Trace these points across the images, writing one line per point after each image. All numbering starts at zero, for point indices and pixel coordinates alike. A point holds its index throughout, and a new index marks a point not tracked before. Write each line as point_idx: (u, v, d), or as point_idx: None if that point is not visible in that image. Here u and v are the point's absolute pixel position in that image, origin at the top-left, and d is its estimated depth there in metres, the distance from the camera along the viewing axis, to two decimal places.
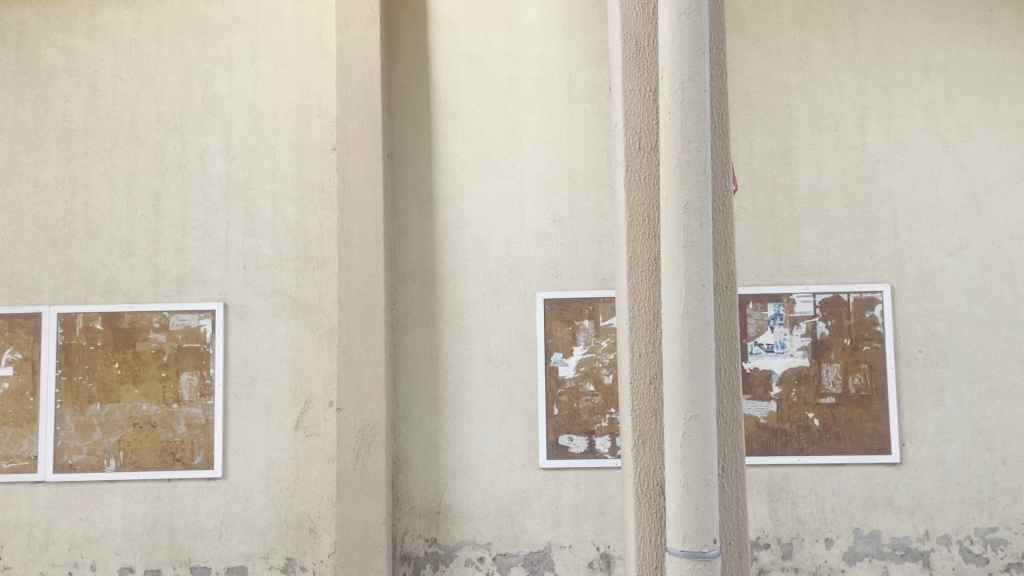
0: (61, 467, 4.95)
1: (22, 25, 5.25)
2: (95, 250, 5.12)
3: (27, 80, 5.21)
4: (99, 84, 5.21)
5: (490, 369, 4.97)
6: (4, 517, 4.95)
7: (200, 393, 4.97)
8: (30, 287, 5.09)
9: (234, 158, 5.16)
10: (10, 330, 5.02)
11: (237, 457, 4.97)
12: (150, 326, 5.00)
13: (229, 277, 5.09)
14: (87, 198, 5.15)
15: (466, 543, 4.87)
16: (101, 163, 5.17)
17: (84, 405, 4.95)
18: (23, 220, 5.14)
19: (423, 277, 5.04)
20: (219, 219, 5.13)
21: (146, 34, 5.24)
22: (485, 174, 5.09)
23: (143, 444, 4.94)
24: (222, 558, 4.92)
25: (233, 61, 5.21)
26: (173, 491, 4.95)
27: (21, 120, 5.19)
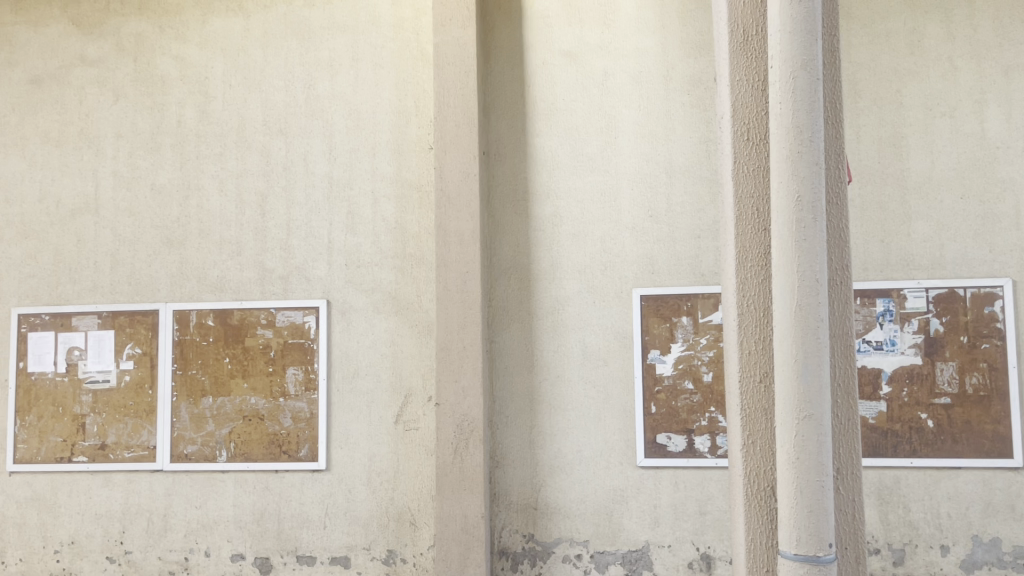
0: (177, 456, 5.20)
1: (139, 36, 5.54)
2: (207, 250, 5.35)
3: (144, 89, 5.49)
4: (209, 90, 5.44)
5: (587, 366, 4.95)
6: (126, 503, 5.24)
7: (305, 387, 5.12)
8: (148, 285, 5.36)
9: (335, 159, 5.30)
10: (130, 326, 5.30)
11: (340, 450, 5.11)
12: (257, 322, 5.19)
13: (332, 275, 5.23)
14: (199, 200, 5.39)
15: (563, 540, 4.86)
16: (212, 166, 5.40)
17: (198, 398, 5.18)
18: (141, 221, 5.42)
19: (518, 274, 5.06)
20: (322, 218, 5.28)
21: (252, 41, 5.43)
22: (580, 171, 5.07)
23: (252, 435, 5.14)
24: (326, 548, 5.07)
25: (334, 64, 5.34)
26: (280, 481, 5.13)
27: (139, 127, 5.48)
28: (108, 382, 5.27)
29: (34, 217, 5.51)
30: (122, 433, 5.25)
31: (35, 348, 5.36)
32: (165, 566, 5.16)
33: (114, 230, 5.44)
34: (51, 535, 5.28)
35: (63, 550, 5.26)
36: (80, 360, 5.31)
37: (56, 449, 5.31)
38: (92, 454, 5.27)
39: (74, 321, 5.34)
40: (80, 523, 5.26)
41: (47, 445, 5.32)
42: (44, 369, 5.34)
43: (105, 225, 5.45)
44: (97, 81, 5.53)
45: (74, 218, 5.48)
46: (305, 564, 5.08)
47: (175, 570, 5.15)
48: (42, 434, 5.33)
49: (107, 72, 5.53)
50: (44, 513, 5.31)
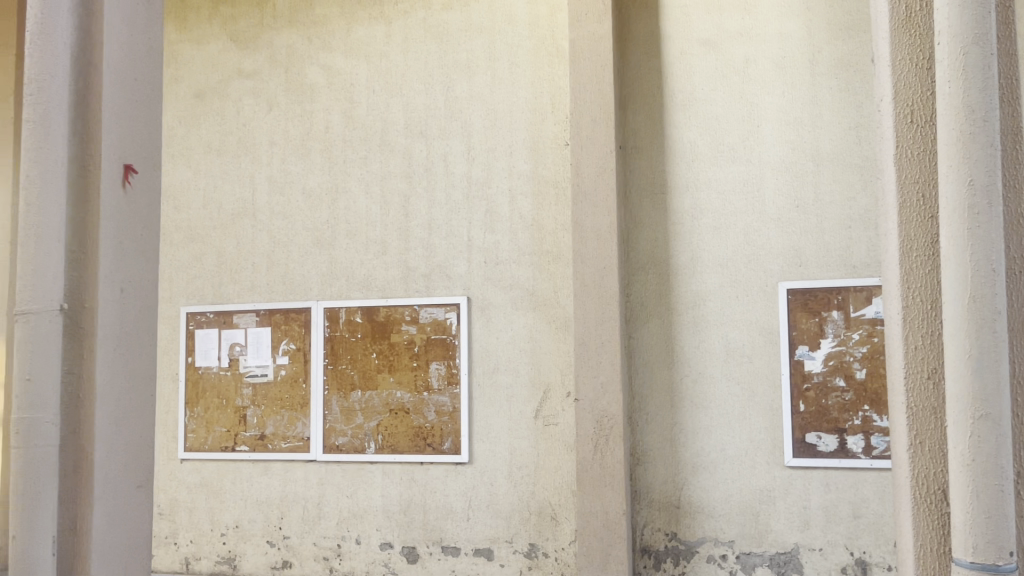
0: (329, 447, 5.45)
1: (290, 48, 5.84)
2: (354, 250, 5.58)
3: (295, 97, 5.78)
4: (354, 96, 5.66)
5: (730, 363, 4.82)
6: (284, 491, 5.54)
7: (448, 381, 5.25)
8: (301, 284, 5.65)
9: (474, 158, 5.39)
10: (286, 323, 5.60)
11: (482, 443, 5.21)
12: (402, 319, 5.36)
13: (472, 273, 5.34)
14: (346, 202, 5.63)
15: (707, 539, 4.77)
16: (358, 169, 5.62)
17: (347, 392, 5.41)
18: (294, 223, 5.72)
19: (658, 268, 4.97)
20: (462, 216, 5.39)
21: (394, 47, 5.61)
22: (721, 162, 4.94)
23: (398, 428, 5.32)
24: (470, 539, 5.18)
25: (472, 65, 5.44)
26: (425, 473, 5.29)
27: (291, 134, 5.78)
28: (267, 376, 5.59)
29: (200, 222, 5.92)
30: (280, 424, 5.55)
31: (201, 344, 5.76)
32: (320, 551, 5.43)
33: (270, 233, 5.76)
34: (218, 518, 5.67)
35: (228, 533, 5.63)
36: (241, 355, 5.66)
37: (220, 439, 5.69)
38: (253, 443, 5.61)
39: (235, 319, 5.71)
40: (243, 508, 5.62)
41: (213, 435, 5.71)
42: (210, 364, 5.73)
43: (261, 228, 5.78)
44: (252, 92, 5.88)
45: (234, 222, 5.85)
46: (449, 555, 5.21)
47: (329, 555, 5.41)
48: (209, 424, 5.72)
49: (262, 83, 5.87)
50: (212, 498, 5.69)
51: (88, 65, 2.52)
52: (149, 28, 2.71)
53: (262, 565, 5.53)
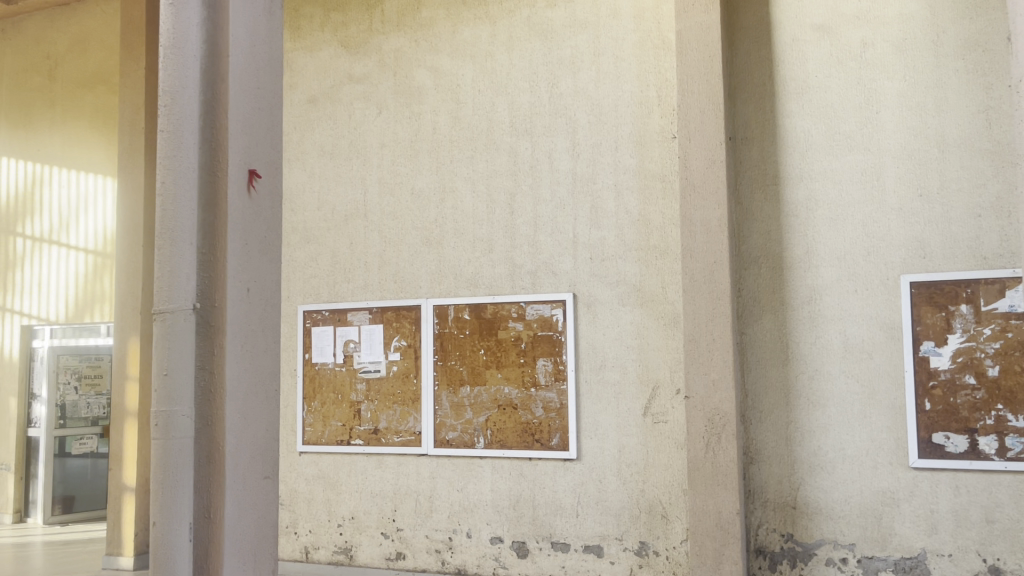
0: (440, 442, 5.56)
1: (398, 51, 5.98)
2: (462, 248, 5.66)
3: (403, 100, 5.92)
4: (460, 96, 5.75)
5: (849, 359, 4.64)
6: (397, 484, 5.68)
7: (555, 377, 5.27)
8: (411, 282, 5.78)
9: (579, 154, 5.38)
10: (397, 320, 5.74)
11: (590, 440, 5.20)
12: (509, 315, 5.41)
13: (578, 269, 5.33)
14: (453, 202, 5.72)
15: (826, 542, 4.61)
16: (464, 169, 5.70)
17: (457, 387, 5.51)
18: (404, 223, 5.85)
19: (770, 262, 4.84)
20: (568, 213, 5.39)
21: (499, 46, 5.66)
22: (837, 151, 4.76)
23: (507, 424, 5.37)
24: (579, 536, 5.18)
25: (576, 61, 5.43)
26: (534, 469, 5.32)
27: (400, 136, 5.91)
28: (379, 372, 5.75)
29: (314, 223, 6.15)
30: (392, 419, 5.70)
31: (318, 341, 5.98)
32: (433, 544, 5.54)
33: (381, 233, 5.92)
34: (334, 509, 5.87)
35: (345, 524, 5.83)
36: (355, 352, 5.85)
37: (336, 432, 5.89)
38: (367, 437, 5.78)
39: (350, 317, 5.89)
40: (358, 500, 5.80)
41: (329, 429, 5.91)
42: (326, 360, 5.94)
43: (373, 228, 5.94)
44: (363, 96, 6.05)
45: (347, 223, 6.04)
46: (559, 551, 5.23)
47: (441, 548, 5.52)
48: (325, 418, 5.93)
49: (372, 87, 6.03)
50: (329, 489, 5.90)
51: (215, 76, 2.72)
52: (270, 38, 2.88)
53: (377, 556, 5.69)
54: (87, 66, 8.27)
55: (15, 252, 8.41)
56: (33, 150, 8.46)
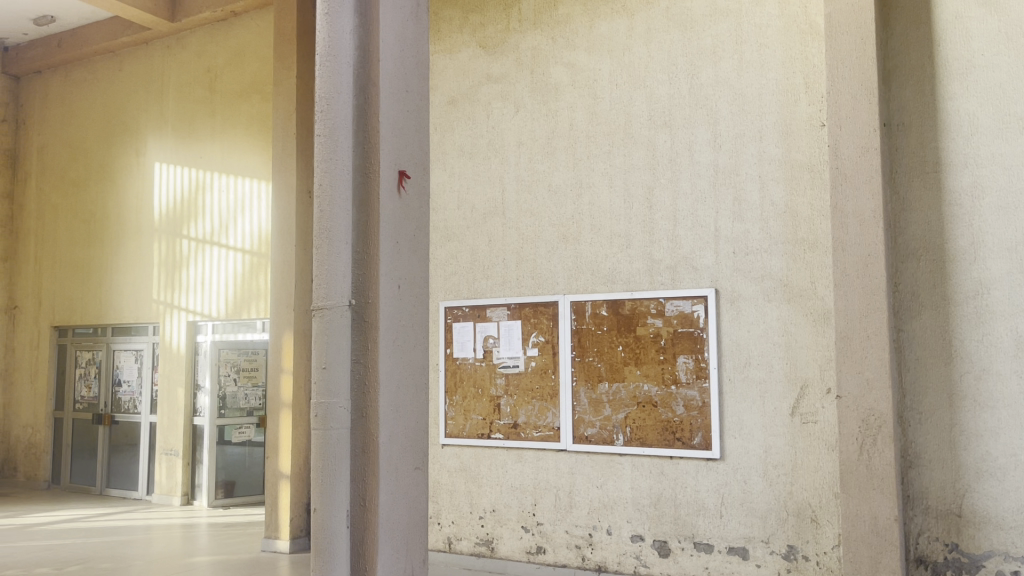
0: (579, 438, 5.56)
1: (535, 49, 6.01)
2: (599, 244, 5.64)
3: (540, 97, 5.95)
4: (598, 92, 5.72)
5: (1021, 358, 4.32)
6: (536, 478, 5.73)
7: (696, 374, 5.16)
8: (548, 279, 5.81)
9: (721, 146, 5.24)
10: (534, 316, 5.79)
11: (734, 440, 5.06)
12: (648, 312, 5.35)
13: (720, 264, 5.20)
14: (591, 198, 5.70)
15: (996, 553, 4.32)
16: (602, 164, 5.67)
17: (595, 384, 5.50)
18: (541, 220, 5.89)
19: (930, 255, 4.55)
20: (709, 206, 5.27)
21: (638, 39, 5.60)
22: (1008, 135, 4.42)
23: (646, 421, 5.31)
24: (723, 537, 5.06)
25: (717, 50, 5.30)
26: (675, 468, 5.23)
27: (537, 133, 5.95)
28: (518, 367, 5.83)
29: (454, 222, 6.28)
30: (531, 414, 5.76)
31: (458, 336, 6.12)
32: (573, 539, 5.56)
33: (518, 230, 5.98)
34: (476, 502, 5.99)
35: (486, 517, 5.93)
36: (494, 347, 5.94)
37: (477, 426, 6.01)
38: (507, 431, 5.86)
39: (489, 312, 5.99)
40: (499, 494, 5.89)
41: (470, 422, 6.03)
42: (466, 355, 6.06)
43: (511, 225, 6.02)
44: (501, 95, 6.13)
45: (486, 221, 6.14)
46: (702, 551, 5.12)
47: (581, 544, 5.53)
48: (466, 412, 6.06)
49: (509, 86, 6.10)
50: (470, 482, 6.02)
51: (367, 81, 2.83)
52: (417, 41, 2.97)
53: (518, 549, 5.76)
54: (243, 76, 8.78)
55: (183, 253, 9.08)
56: (196, 157, 9.08)
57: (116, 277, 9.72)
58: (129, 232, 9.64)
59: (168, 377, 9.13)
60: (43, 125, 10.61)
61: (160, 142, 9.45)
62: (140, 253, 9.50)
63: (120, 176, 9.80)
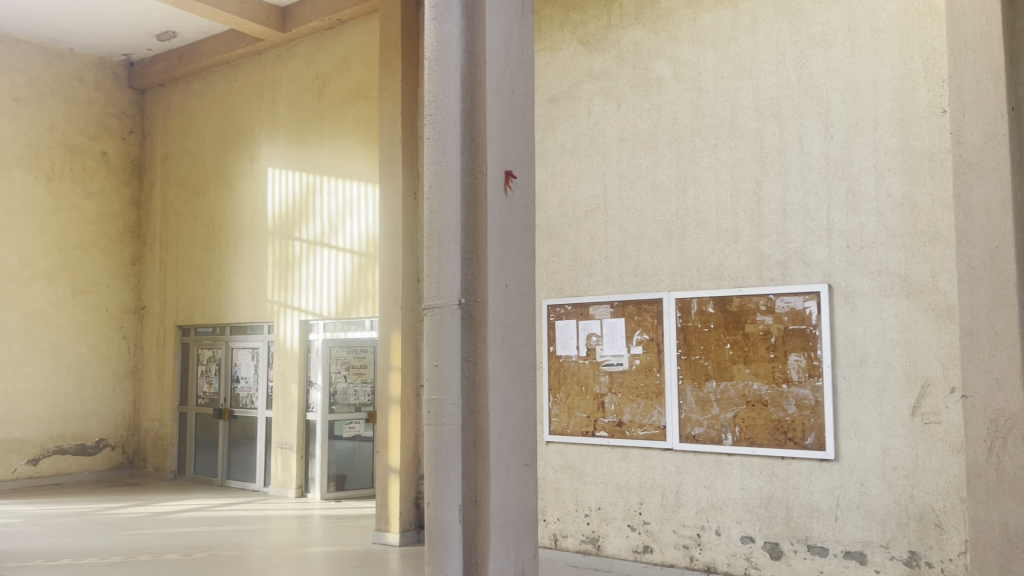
0: (686, 437, 5.49)
1: (637, 44, 5.96)
2: (706, 240, 5.54)
3: (643, 92, 5.90)
4: (702, 85, 5.62)
5: None
6: (642, 477, 5.69)
7: (808, 373, 5.01)
8: (653, 276, 5.75)
9: (832, 136, 5.07)
10: (639, 314, 5.74)
11: (850, 440, 4.89)
12: (757, 309, 5.23)
13: (833, 259, 5.03)
14: (696, 192, 5.61)
15: None
16: (707, 158, 5.57)
17: (702, 382, 5.42)
18: (645, 216, 5.83)
19: None
20: (821, 199, 5.10)
21: (743, 30, 5.47)
22: None
23: (756, 420, 5.20)
24: (839, 540, 4.89)
25: (828, 38, 5.12)
26: (787, 468, 5.10)
27: (640, 129, 5.90)
28: (622, 365, 5.78)
29: (556, 220, 6.30)
30: (636, 412, 5.72)
31: (562, 334, 6.12)
32: (680, 539, 5.49)
33: (621, 227, 5.95)
34: (581, 500, 5.99)
35: (592, 514, 5.93)
36: (598, 345, 5.92)
37: (581, 424, 6.00)
38: (612, 430, 5.84)
39: (592, 310, 5.98)
40: (604, 492, 5.87)
41: (574, 420, 6.03)
42: (570, 353, 6.06)
43: (613, 222, 5.99)
44: (602, 92, 6.10)
45: (588, 218, 6.12)
46: (817, 555, 4.97)
47: (689, 544, 5.45)
48: (570, 409, 6.06)
49: (611, 83, 6.07)
50: (575, 480, 6.03)
51: (474, 84, 2.93)
52: (522, 42, 3.06)
53: (625, 548, 5.73)
54: (351, 82, 9.04)
55: (295, 254, 9.44)
56: (306, 162, 9.42)
57: (234, 278, 10.18)
58: (245, 235, 10.08)
59: (282, 374, 9.50)
60: (166, 135, 11.22)
61: (273, 149, 9.85)
62: (256, 255, 9.92)
63: (236, 182, 10.26)
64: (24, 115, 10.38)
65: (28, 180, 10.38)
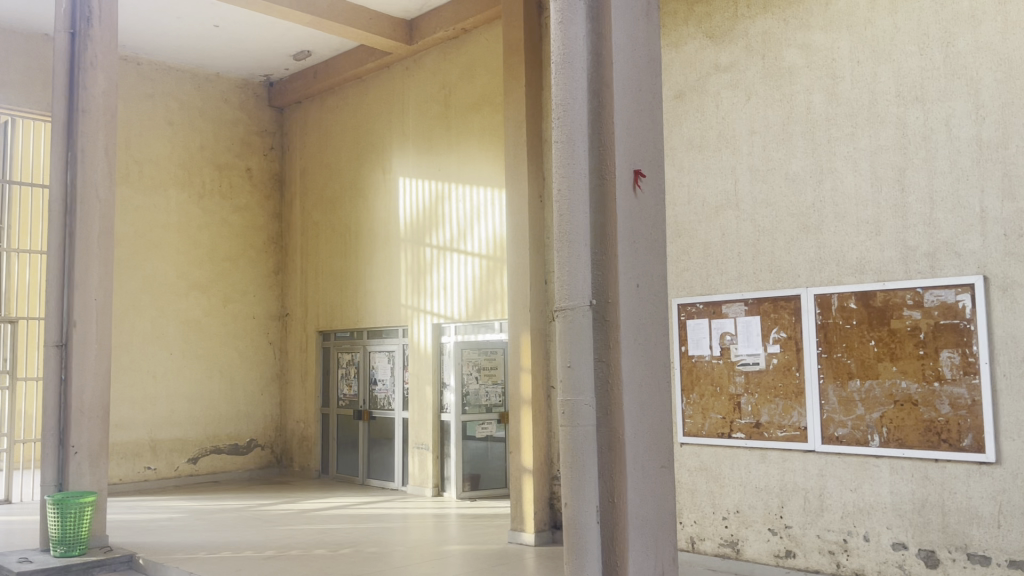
0: (829, 438, 5.27)
1: (766, 34, 5.78)
2: (845, 233, 5.31)
3: (774, 83, 5.72)
4: (837, 71, 5.40)
5: None
6: (782, 480, 5.51)
7: (963, 370, 4.71)
8: (789, 272, 5.56)
9: (984, 118, 4.75)
10: (775, 312, 5.57)
11: (1012, 442, 4.56)
12: (904, 303, 4.96)
13: (988, 248, 4.70)
14: (833, 183, 5.38)
15: None
16: (845, 147, 5.34)
17: (845, 381, 5.20)
18: (779, 210, 5.65)
19: None
20: (972, 185, 4.79)
21: (881, 11, 5.21)
22: None
23: (906, 421, 4.94)
24: (1003, 549, 4.57)
25: (977, 13, 4.80)
26: (941, 472, 4.81)
27: (771, 121, 5.72)
28: (758, 364, 5.62)
29: (685, 217, 6.18)
30: (774, 413, 5.55)
31: (693, 334, 6.00)
32: (825, 545, 5.28)
33: (754, 222, 5.78)
34: (719, 502, 5.85)
35: (730, 517, 5.78)
36: (732, 344, 5.78)
37: (716, 425, 5.87)
38: (749, 431, 5.68)
39: (725, 309, 5.84)
40: (742, 494, 5.73)
41: (709, 421, 5.90)
42: (702, 353, 5.93)
43: (745, 218, 5.83)
44: (730, 85, 5.96)
45: (718, 214, 5.99)
46: (978, 564, 4.66)
47: (835, 550, 5.24)
48: (704, 410, 5.93)
49: (739, 74, 5.91)
50: (711, 482, 5.90)
51: (601, 85, 2.94)
52: (649, 39, 3.05)
53: (766, 552, 5.57)
54: (476, 90, 9.22)
55: (427, 260, 9.71)
56: (435, 170, 9.67)
57: (370, 284, 10.57)
58: (379, 243, 10.46)
59: (417, 376, 9.78)
60: (304, 150, 11.78)
61: (403, 158, 10.15)
62: (390, 261, 10.26)
63: (370, 193, 10.65)
64: (177, 137, 11.15)
65: (183, 198, 11.15)
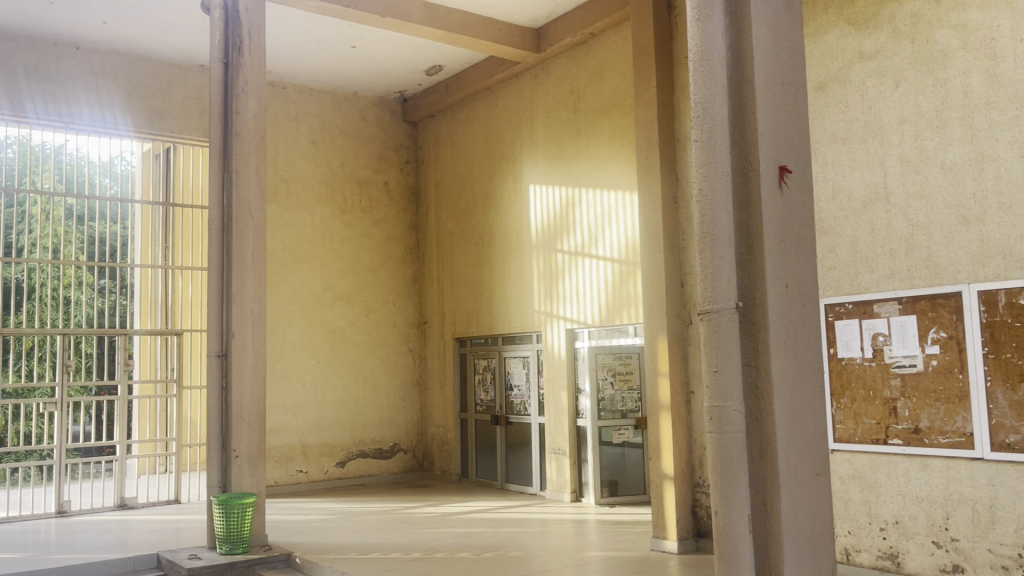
0: (999, 445, 4.90)
1: (915, 16, 5.46)
2: (1012, 224, 4.93)
3: (925, 68, 5.39)
4: (998, 51, 5.03)
5: None
6: (946, 489, 5.17)
7: None
8: (948, 267, 5.22)
9: None
10: (933, 310, 5.25)
11: None
12: None
13: None
14: (997, 171, 5.01)
15: None
16: (1009, 132, 4.96)
17: (1016, 383, 4.81)
18: (935, 202, 5.32)
19: None
20: None
21: None
22: None
23: None
24: None
25: None
26: None
27: (924, 108, 5.40)
28: (916, 366, 5.33)
29: (830, 214, 5.92)
30: (935, 418, 5.22)
31: (843, 335, 5.74)
32: (998, 560, 4.90)
33: (907, 216, 5.47)
34: (875, 512, 5.55)
35: (888, 528, 5.47)
36: (886, 345, 5.49)
37: (870, 430, 5.59)
38: (907, 437, 5.38)
39: (877, 308, 5.55)
40: (901, 503, 5.41)
41: (862, 427, 5.63)
42: (853, 355, 5.68)
43: (897, 212, 5.53)
44: (877, 73, 5.67)
45: (867, 209, 5.70)
46: None
47: (1009, 565, 4.85)
48: (857, 415, 5.66)
49: (887, 61, 5.62)
50: (867, 490, 5.61)
51: (742, 81, 2.86)
52: (791, 30, 2.97)
53: (930, 566, 5.24)
54: (605, 93, 9.19)
55: (559, 266, 9.75)
56: (565, 175, 9.69)
57: (504, 291, 10.71)
58: (512, 251, 10.58)
59: (552, 381, 9.83)
60: (437, 161, 12.09)
61: (533, 165, 10.23)
62: (523, 268, 10.36)
63: (501, 201, 10.80)
64: (320, 155, 11.69)
65: (326, 213, 11.67)
